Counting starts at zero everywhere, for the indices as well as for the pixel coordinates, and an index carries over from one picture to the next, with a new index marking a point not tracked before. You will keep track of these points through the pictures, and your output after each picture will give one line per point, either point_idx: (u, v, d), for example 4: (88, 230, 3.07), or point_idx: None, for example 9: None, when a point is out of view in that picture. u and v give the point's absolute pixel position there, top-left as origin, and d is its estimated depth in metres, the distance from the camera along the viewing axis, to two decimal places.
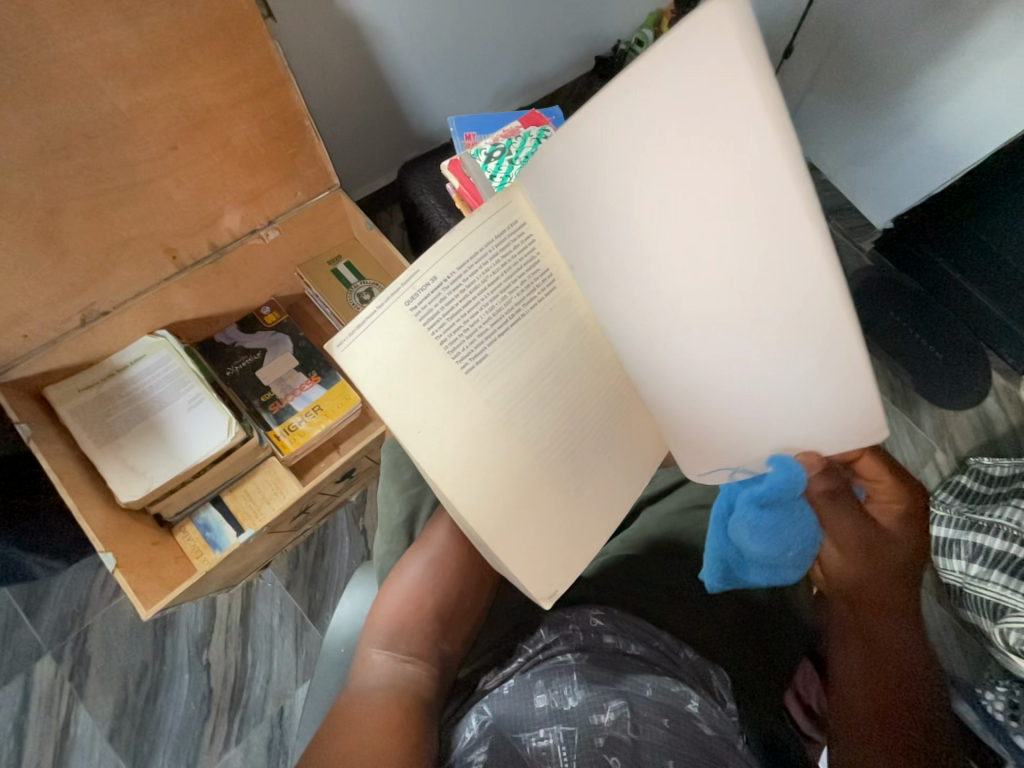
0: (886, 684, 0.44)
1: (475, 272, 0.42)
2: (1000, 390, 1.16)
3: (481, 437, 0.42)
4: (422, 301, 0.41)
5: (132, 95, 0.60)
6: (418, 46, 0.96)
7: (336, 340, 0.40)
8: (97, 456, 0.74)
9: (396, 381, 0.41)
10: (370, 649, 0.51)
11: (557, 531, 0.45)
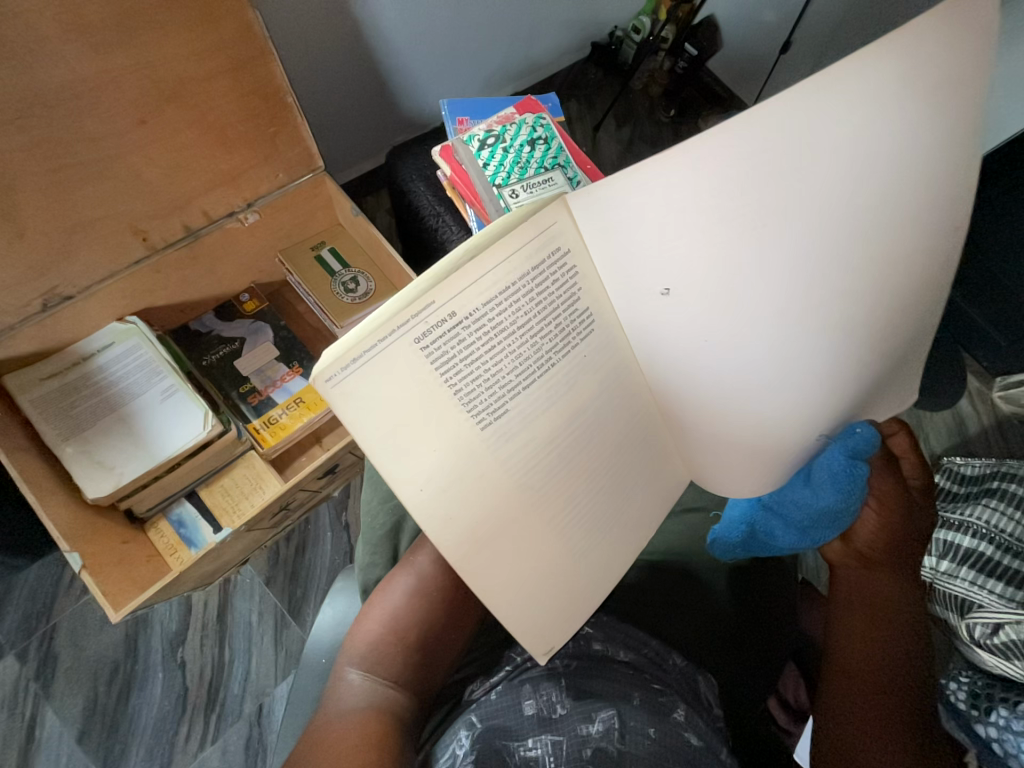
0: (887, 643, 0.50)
1: (504, 312, 0.37)
2: (974, 391, 1.19)
3: (486, 497, 0.39)
4: (437, 342, 0.35)
5: (96, 62, 0.55)
6: (408, 20, 0.91)
7: (324, 374, 0.33)
8: (61, 450, 0.70)
9: (394, 426, 0.35)
10: (347, 667, 0.49)
11: (562, 581, 0.44)
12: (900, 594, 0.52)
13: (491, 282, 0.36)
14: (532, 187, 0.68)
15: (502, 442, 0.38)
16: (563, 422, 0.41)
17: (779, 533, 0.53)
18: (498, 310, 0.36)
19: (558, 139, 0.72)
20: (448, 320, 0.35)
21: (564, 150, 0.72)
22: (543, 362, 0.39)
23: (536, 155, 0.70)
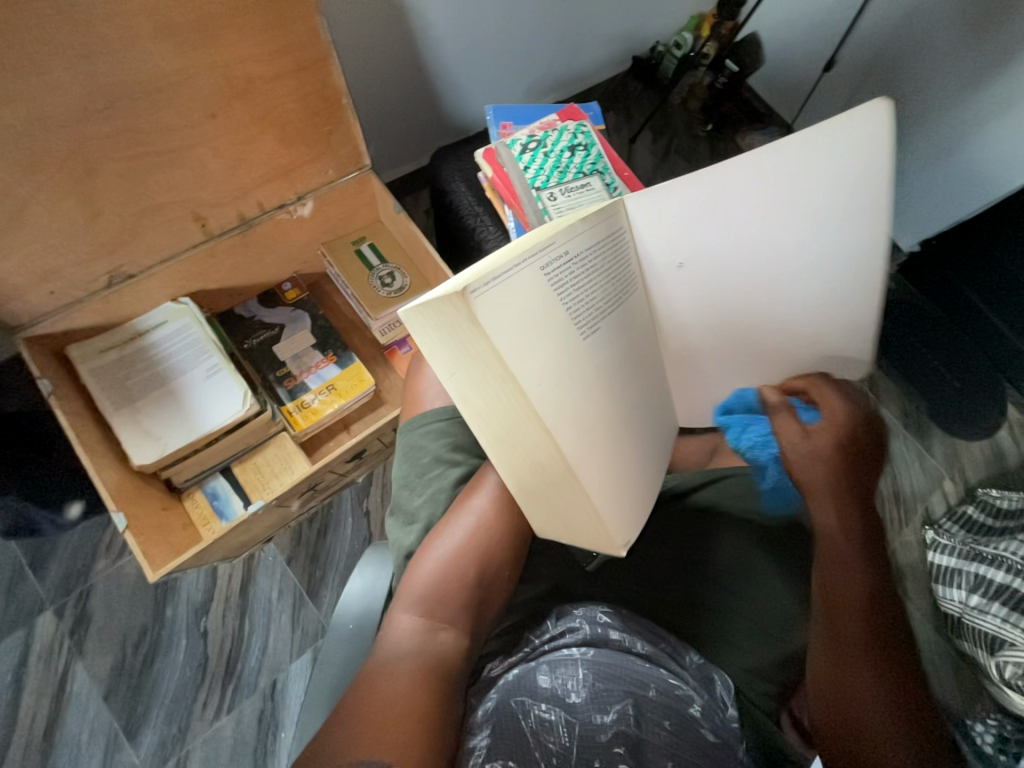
0: (859, 623, 0.45)
1: (594, 253, 0.46)
2: (1014, 423, 1.16)
3: (588, 397, 0.44)
4: (557, 267, 0.42)
5: (177, 60, 0.60)
6: (458, 30, 0.95)
7: (472, 287, 0.37)
8: (114, 418, 0.75)
9: (525, 335, 0.40)
10: (399, 613, 0.51)
11: (628, 490, 0.48)
12: (861, 565, 0.47)
13: (581, 230, 0.45)
14: (569, 190, 0.70)
15: (598, 352, 0.45)
16: (628, 347, 0.49)
17: (770, 470, 0.53)
18: (590, 252, 0.45)
19: (597, 146, 0.74)
20: (558, 253, 0.42)
21: (603, 157, 0.74)
22: (619, 294, 0.48)
23: (575, 160, 0.72)
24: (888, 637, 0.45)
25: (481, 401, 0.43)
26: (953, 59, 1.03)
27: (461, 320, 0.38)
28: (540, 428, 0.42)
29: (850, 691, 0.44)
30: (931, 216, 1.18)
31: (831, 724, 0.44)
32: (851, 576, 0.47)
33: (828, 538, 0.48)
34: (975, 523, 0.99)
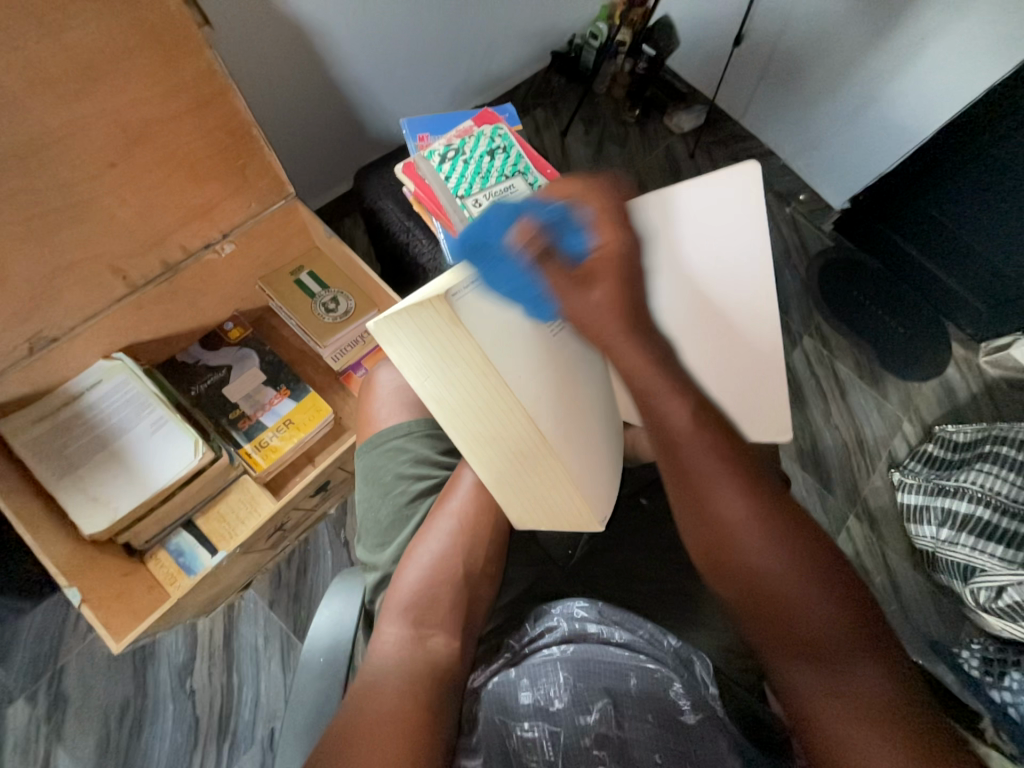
0: (734, 500, 0.41)
1: None
2: (961, 360, 1.20)
3: (565, 387, 0.42)
4: (523, 269, 0.43)
5: (61, 112, 0.58)
6: (366, 47, 0.94)
7: (450, 290, 0.37)
8: (56, 489, 0.71)
9: (501, 332, 0.39)
10: (386, 625, 0.49)
11: (607, 471, 0.47)
12: (710, 443, 0.41)
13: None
14: (493, 195, 0.70)
15: (571, 344, 0.45)
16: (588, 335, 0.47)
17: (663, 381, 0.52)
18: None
19: (516, 147, 0.75)
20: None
21: (524, 157, 0.75)
22: None
23: (495, 164, 0.72)
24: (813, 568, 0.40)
25: (465, 409, 0.42)
26: (850, 22, 1.06)
27: (438, 323, 0.37)
28: (523, 419, 0.41)
29: (760, 577, 0.40)
30: (856, 175, 1.22)
31: (751, 610, 0.40)
32: (708, 458, 0.41)
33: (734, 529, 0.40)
34: (937, 458, 1.06)
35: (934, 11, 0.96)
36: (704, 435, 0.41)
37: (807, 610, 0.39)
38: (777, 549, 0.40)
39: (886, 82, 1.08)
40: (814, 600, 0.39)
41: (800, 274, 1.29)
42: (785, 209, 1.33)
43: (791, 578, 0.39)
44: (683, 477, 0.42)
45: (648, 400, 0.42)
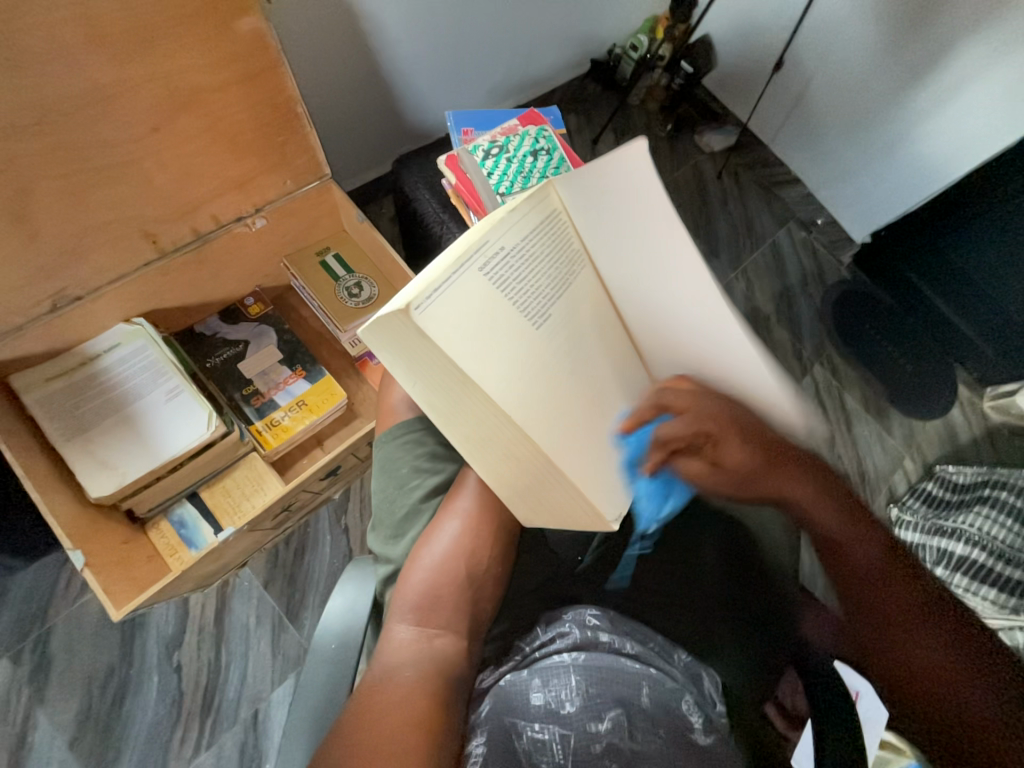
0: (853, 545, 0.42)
1: (537, 242, 0.46)
2: (964, 401, 1.22)
3: (551, 389, 0.43)
4: (495, 266, 0.42)
5: (113, 70, 0.57)
6: (413, 36, 0.94)
7: (414, 303, 0.38)
8: (65, 448, 0.70)
9: (475, 337, 0.40)
10: (397, 625, 0.47)
11: (617, 472, 0.46)
12: (805, 489, 0.43)
13: (516, 221, 0.44)
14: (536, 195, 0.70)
15: (555, 334, 0.45)
16: (589, 330, 0.48)
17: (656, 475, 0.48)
18: (529, 241, 0.45)
19: (559, 151, 0.75)
20: (495, 249, 0.43)
21: (565, 161, 0.75)
22: (567, 277, 0.47)
23: (538, 165, 0.72)
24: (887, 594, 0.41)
25: (444, 407, 0.44)
26: (891, 59, 1.07)
27: (407, 333, 0.39)
28: (505, 425, 0.41)
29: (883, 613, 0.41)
30: (881, 209, 1.24)
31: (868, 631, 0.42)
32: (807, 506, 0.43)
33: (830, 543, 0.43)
34: (936, 498, 1.08)
35: (974, 55, 0.97)
36: (806, 486, 0.43)
37: (914, 652, 0.39)
38: (888, 585, 0.41)
39: (921, 121, 1.09)
40: (926, 645, 0.38)
41: (816, 303, 1.30)
42: (807, 237, 1.35)
43: (901, 613, 0.40)
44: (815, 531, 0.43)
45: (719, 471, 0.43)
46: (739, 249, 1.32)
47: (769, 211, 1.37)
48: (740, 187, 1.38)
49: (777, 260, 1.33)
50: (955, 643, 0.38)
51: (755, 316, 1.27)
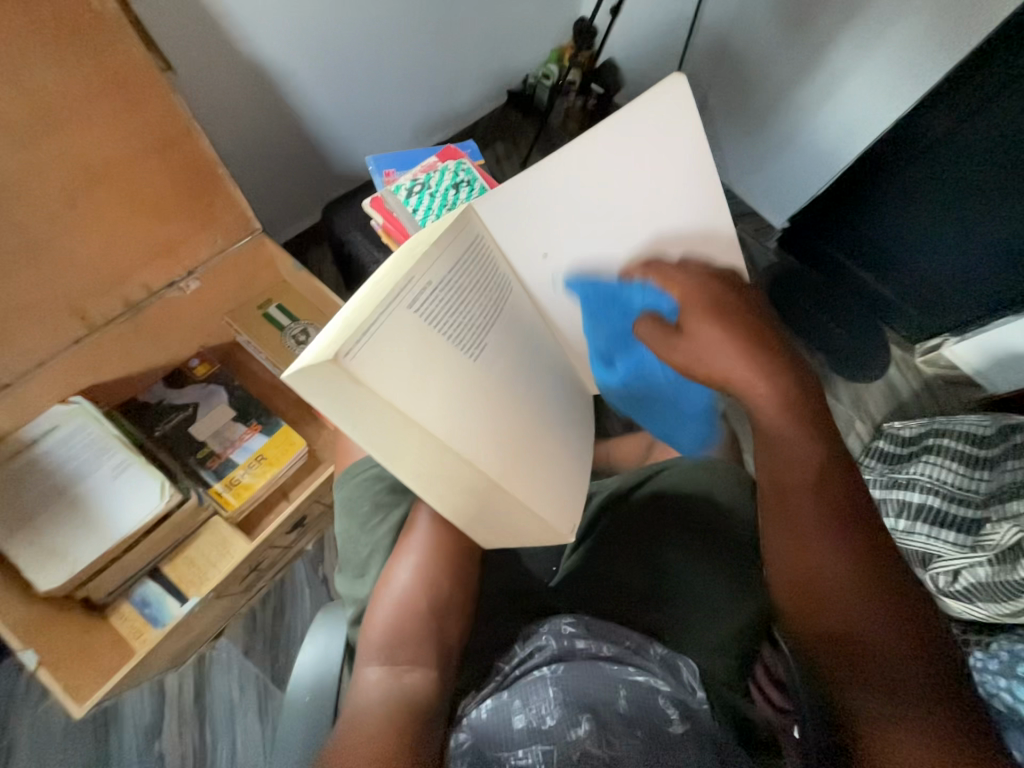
0: (823, 529, 0.44)
1: (465, 274, 0.45)
2: (900, 360, 1.32)
3: (501, 417, 0.44)
4: (425, 302, 0.40)
5: (20, 156, 0.57)
6: (330, 89, 0.98)
7: (342, 349, 0.36)
8: (7, 544, 0.67)
9: (413, 375, 0.39)
10: (366, 667, 0.47)
11: (563, 485, 0.49)
12: (820, 480, 0.45)
13: (440, 253, 0.43)
14: None
15: (490, 364, 0.45)
16: (526, 350, 0.51)
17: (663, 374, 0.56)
18: (455, 274, 0.44)
19: (479, 181, 0.79)
20: (421, 285, 0.40)
21: (487, 190, 0.79)
22: (496, 304, 0.48)
23: (461, 196, 0.76)
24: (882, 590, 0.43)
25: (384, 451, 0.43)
26: (775, 62, 1.18)
27: (338, 383, 0.37)
28: (455, 460, 0.41)
29: (832, 591, 0.43)
30: (792, 196, 1.34)
31: (814, 598, 0.43)
32: (805, 494, 0.45)
33: (794, 493, 0.45)
34: (888, 453, 1.14)
35: (842, 55, 1.08)
36: (805, 476, 0.45)
37: (860, 609, 0.42)
38: (855, 575, 0.43)
39: (810, 115, 1.20)
40: (879, 622, 0.42)
41: (751, 288, 1.39)
42: (734, 229, 1.45)
43: (851, 591, 0.43)
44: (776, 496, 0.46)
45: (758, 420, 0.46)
46: None
47: None
48: None
49: None
50: (898, 625, 0.42)
51: None
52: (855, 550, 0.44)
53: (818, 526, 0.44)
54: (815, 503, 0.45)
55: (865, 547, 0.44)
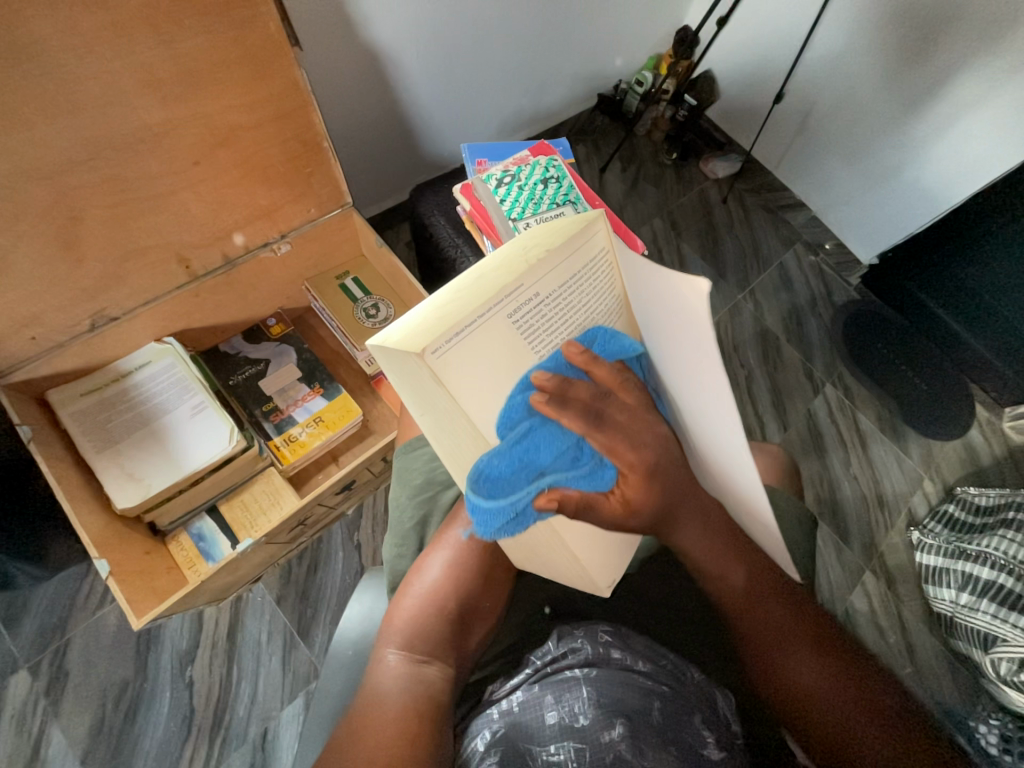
0: (799, 656, 0.45)
1: (576, 295, 0.42)
2: (984, 422, 1.22)
3: None
4: (524, 316, 0.39)
5: (161, 113, 0.62)
6: (431, 78, 1.01)
7: (430, 346, 0.36)
8: (95, 462, 0.73)
9: (494, 389, 0.39)
10: (386, 649, 0.47)
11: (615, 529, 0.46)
12: (771, 606, 0.45)
13: (556, 264, 0.40)
14: (546, 220, 0.74)
15: None
16: None
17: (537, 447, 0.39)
18: (567, 289, 0.41)
19: (568, 178, 0.78)
20: (527, 297, 0.39)
21: (575, 188, 0.79)
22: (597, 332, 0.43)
23: (548, 192, 0.77)
24: (876, 702, 0.44)
25: (450, 450, 0.43)
26: (891, 88, 1.10)
27: (423, 377, 0.37)
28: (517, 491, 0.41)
29: (811, 700, 0.44)
30: (885, 231, 1.27)
31: (811, 724, 0.44)
32: (771, 620, 0.45)
33: (753, 615, 0.45)
34: (959, 521, 1.05)
35: (967, 89, 1.01)
36: (744, 561, 0.45)
37: (862, 740, 0.42)
38: (827, 679, 0.44)
39: (920, 147, 1.12)
40: (884, 746, 0.42)
41: (826, 323, 1.32)
42: (812, 257, 1.38)
43: (847, 712, 0.43)
44: (748, 630, 0.46)
45: (706, 574, 0.44)
46: (748, 271, 1.36)
47: (775, 233, 1.41)
48: (746, 209, 1.43)
49: (784, 282, 1.36)
50: (902, 740, 0.42)
51: (764, 337, 1.29)
52: (832, 669, 0.45)
53: (786, 647, 0.45)
54: (784, 632, 0.45)
55: (843, 655, 0.46)
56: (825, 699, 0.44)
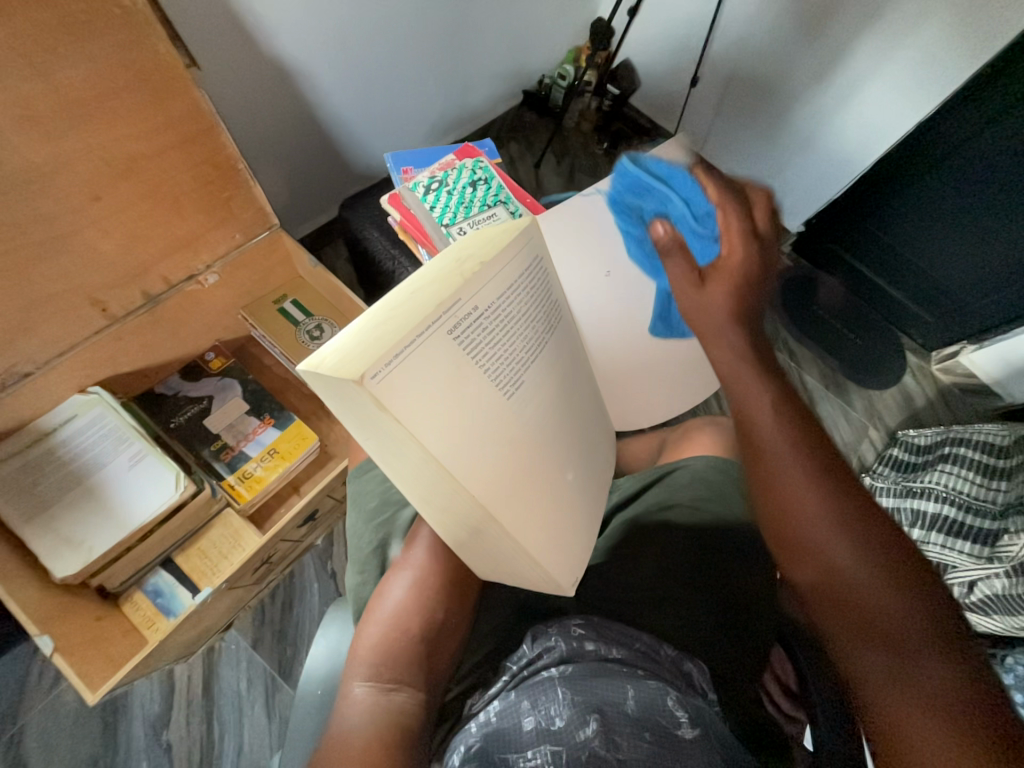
0: (797, 484, 0.43)
1: (512, 305, 0.44)
2: (915, 367, 1.31)
3: (524, 460, 0.43)
4: (466, 330, 0.39)
5: (48, 148, 0.58)
6: (348, 89, 0.98)
7: (369, 370, 0.34)
8: (24, 531, 0.68)
9: (441, 405, 0.38)
10: (353, 683, 0.46)
11: (572, 526, 0.47)
12: (777, 427, 0.45)
13: (491, 275, 0.42)
14: (477, 223, 0.74)
15: (523, 405, 0.44)
16: (565, 386, 0.50)
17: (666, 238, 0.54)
18: (504, 300, 0.43)
19: (497, 179, 0.78)
20: (467, 310, 0.40)
21: (504, 188, 0.79)
22: (537, 341, 0.46)
23: (478, 194, 0.76)
24: (875, 548, 0.39)
25: (402, 473, 0.41)
26: (795, 64, 1.16)
27: (364, 401, 0.36)
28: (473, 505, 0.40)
29: (812, 556, 0.41)
30: (807, 200, 1.33)
31: (792, 558, 0.42)
32: (772, 441, 0.45)
33: (755, 431, 0.46)
34: (903, 462, 1.12)
35: (862, 60, 1.07)
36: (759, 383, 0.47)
37: (847, 577, 0.39)
38: (820, 511, 0.41)
39: (828, 118, 1.18)
40: (873, 586, 0.38)
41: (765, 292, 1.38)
42: None
43: (833, 547, 0.40)
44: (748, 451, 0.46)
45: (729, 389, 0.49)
46: None
47: None
48: None
49: None
50: (894, 584, 0.38)
51: None
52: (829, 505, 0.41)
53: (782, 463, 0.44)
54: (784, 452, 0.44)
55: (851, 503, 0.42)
56: (813, 528, 0.41)
